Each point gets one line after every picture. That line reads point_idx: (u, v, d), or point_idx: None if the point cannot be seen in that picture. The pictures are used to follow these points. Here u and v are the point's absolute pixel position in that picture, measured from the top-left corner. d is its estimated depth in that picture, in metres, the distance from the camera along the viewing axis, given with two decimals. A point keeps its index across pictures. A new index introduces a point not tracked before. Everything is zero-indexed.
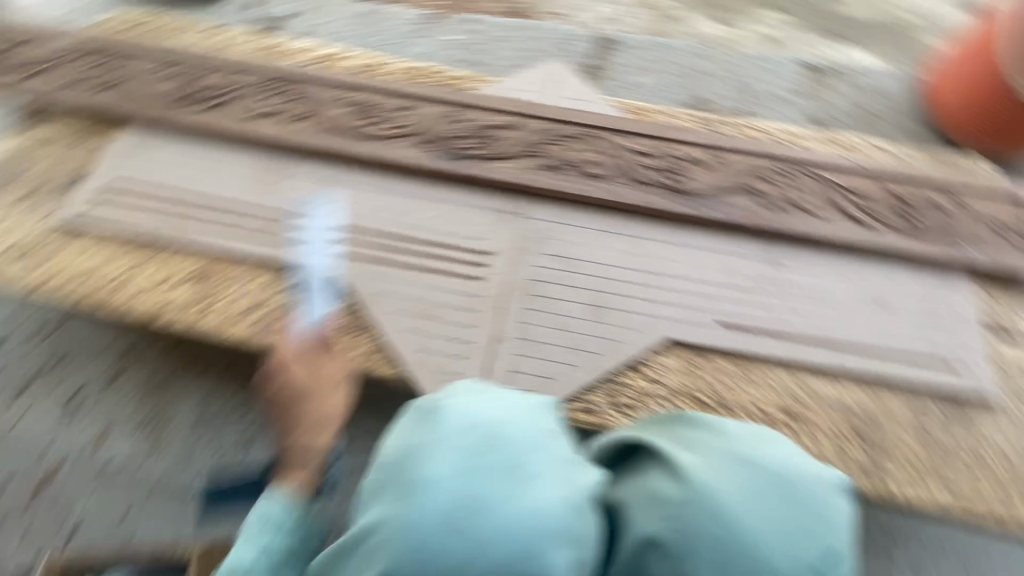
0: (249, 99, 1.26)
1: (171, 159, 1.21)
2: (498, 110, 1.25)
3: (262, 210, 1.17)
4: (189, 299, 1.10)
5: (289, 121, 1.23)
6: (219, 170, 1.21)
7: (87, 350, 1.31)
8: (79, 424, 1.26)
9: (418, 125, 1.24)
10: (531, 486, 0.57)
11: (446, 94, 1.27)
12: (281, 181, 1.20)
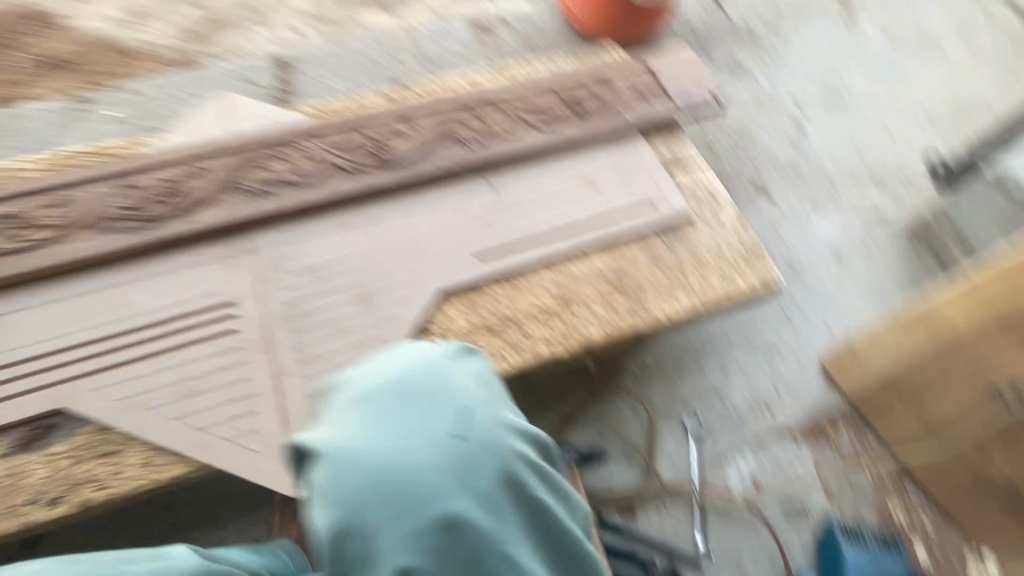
0: (221, 166, 1.08)
1: (67, 317, 0.93)
2: (319, 192, 1.07)
3: (180, 385, 0.90)
4: (13, 486, 0.83)
5: (285, 191, 1.07)
6: (114, 330, 0.92)
7: None
8: None
9: (263, 186, 1.07)
10: (468, 432, 0.52)
11: (235, 170, 1.08)
12: (264, 244, 1.02)
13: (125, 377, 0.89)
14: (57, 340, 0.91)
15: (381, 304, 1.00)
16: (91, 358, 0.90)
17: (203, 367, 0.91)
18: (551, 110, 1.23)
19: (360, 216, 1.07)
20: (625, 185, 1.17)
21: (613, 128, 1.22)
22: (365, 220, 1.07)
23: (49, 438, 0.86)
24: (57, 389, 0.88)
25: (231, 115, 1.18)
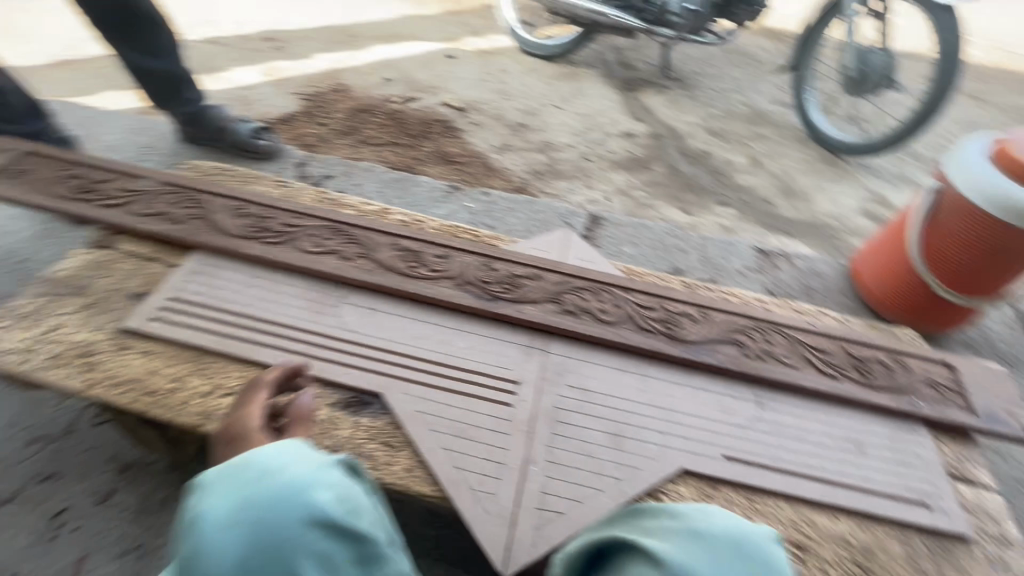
0: (551, 280, 1.36)
1: (411, 332, 1.22)
2: (618, 332, 1.26)
3: (460, 424, 1.09)
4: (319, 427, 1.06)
5: (590, 321, 1.28)
6: (437, 358, 1.18)
7: (83, 470, 1.30)
8: (51, 553, 1.18)
9: (578, 309, 1.31)
10: None
11: (562, 288, 1.35)
12: (557, 352, 1.23)
13: (428, 396, 1.12)
14: (399, 344, 1.20)
15: (631, 449, 1.10)
16: (414, 369, 1.16)
17: (481, 420, 1.10)
18: (836, 359, 1.28)
19: (637, 369, 1.22)
20: (896, 469, 1.13)
21: (899, 408, 1.21)
22: (640, 374, 1.21)
23: (362, 409, 1.10)
24: (383, 378, 1.14)
25: (564, 251, 1.51)
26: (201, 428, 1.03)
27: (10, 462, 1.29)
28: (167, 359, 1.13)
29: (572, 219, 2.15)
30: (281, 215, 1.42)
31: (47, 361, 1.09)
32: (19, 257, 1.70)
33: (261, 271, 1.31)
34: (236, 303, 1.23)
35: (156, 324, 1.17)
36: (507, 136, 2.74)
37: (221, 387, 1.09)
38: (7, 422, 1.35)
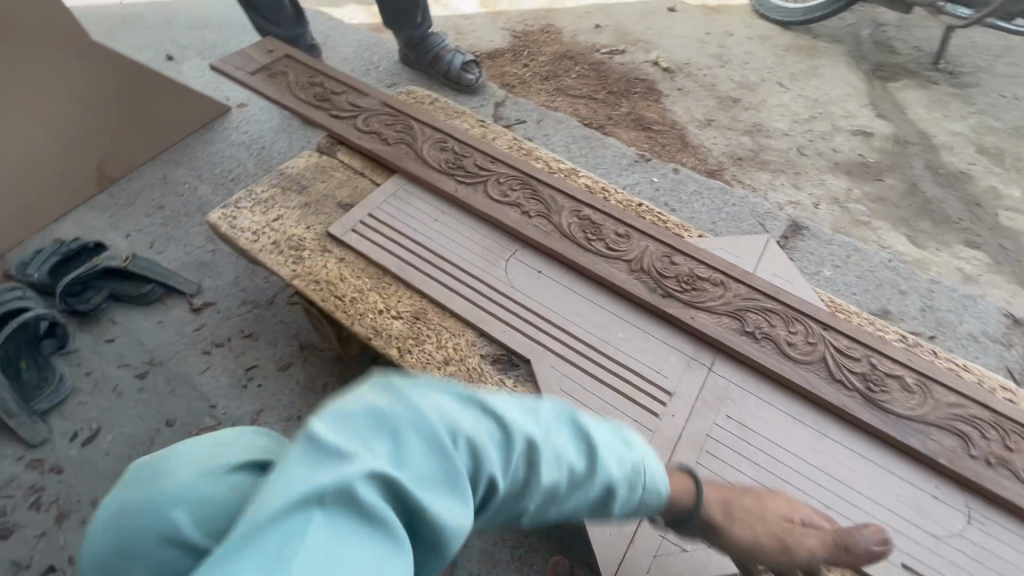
0: (736, 293, 1.20)
1: (574, 307, 1.18)
2: (803, 375, 1.08)
3: (599, 419, 1.04)
4: (468, 373, 1.10)
5: (771, 351, 1.12)
6: (592, 341, 1.13)
7: (273, 338, 1.54)
8: (240, 398, 1.42)
9: (761, 333, 1.14)
10: None
11: (748, 304, 1.19)
12: (722, 373, 1.10)
13: (575, 377, 1.09)
14: (558, 316, 1.17)
15: None
16: (567, 345, 1.13)
17: (622, 422, 1.04)
18: None
19: (815, 423, 1.04)
20: None
21: None
22: (816, 429, 1.04)
23: (510, 371, 1.11)
24: (537, 346, 1.13)
25: (759, 259, 1.32)
26: (371, 342, 1.12)
27: (228, 316, 1.58)
28: (355, 269, 1.23)
29: (767, 222, 1.87)
30: (476, 157, 1.46)
31: (269, 245, 1.26)
32: (263, 146, 1.99)
33: (448, 209, 1.36)
34: (421, 234, 1.30)
35: (353, 236, 1.29)
36: (713, 110, 2.45)
37: (392, 309, 1.17)
38: (232, 281, 1.64)
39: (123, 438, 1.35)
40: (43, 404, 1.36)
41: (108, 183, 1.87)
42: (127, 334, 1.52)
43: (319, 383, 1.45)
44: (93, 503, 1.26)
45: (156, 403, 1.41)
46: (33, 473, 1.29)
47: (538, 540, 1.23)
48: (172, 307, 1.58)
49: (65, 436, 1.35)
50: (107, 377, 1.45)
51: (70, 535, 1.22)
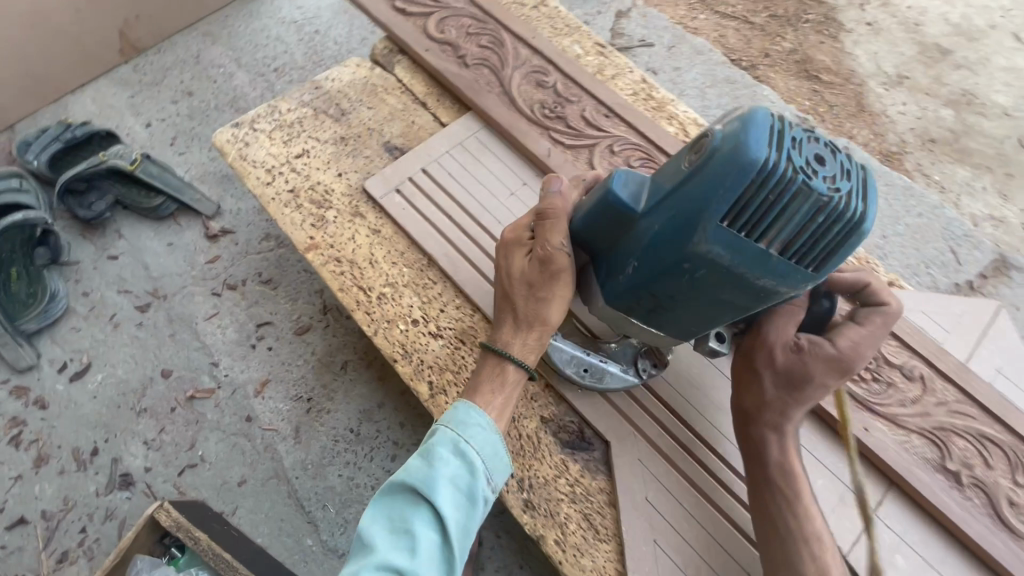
0: (938, 399, 0.79)
1: (685, 375, 0.85)
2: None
3: (696, 560, 0.74)
4: (522, 443, 0.82)
5: (977, 509, 0.73)
6: (702, 434, 0.81)
7: (293, 289, 1.27)
8: (245, 359, 1.19)
9: (968, 476, 0.75)
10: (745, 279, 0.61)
11: (956, 423, 0.78)
12: (889, 524, 0.73)
13: (666, 484, 0.78)
14: (660, 381, 0.84)
15: None
16: (667, 433, 0.81)
17: (728, 572, 0.74)
18: None
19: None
20: None
21: None
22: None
23: (580, 452, 0.81)
24: (622, 423, 0.82)
25: (977, 342, 0.85)
26: (395, 365, 0.86)
27: (246, 251, 1.31)
28: (390, 252, 0.94)
29: (963, 249, 1.34)
30: (584, 104, 1.04)
31: (285, 193, 0.97)
32: (316, 30, 1.59)
33: (530, 180, 1.00)
34: (486, 213, 0.96)
35: (398, 199, 0.97)
36: (912, 62, 1.77)
37: (430, 322, 0.89)
38: (256, 207, 1.35)
39: (114, 382, 1.17)
40: (31, 324, 1.18)
41: (132, 53, 1.54)
42: (131, 253, 1.29)
43: (337, 359, 1.20)
44: (76, 451, 1.11)
45: (152, 344, 1.20)
46: (17, 403, 1.14)
47: None
48: (185, 228, 1.32)
49: (53, 365, 1.18)
50: (105, 303, 1.24)
51: (49, 484, 1.08)
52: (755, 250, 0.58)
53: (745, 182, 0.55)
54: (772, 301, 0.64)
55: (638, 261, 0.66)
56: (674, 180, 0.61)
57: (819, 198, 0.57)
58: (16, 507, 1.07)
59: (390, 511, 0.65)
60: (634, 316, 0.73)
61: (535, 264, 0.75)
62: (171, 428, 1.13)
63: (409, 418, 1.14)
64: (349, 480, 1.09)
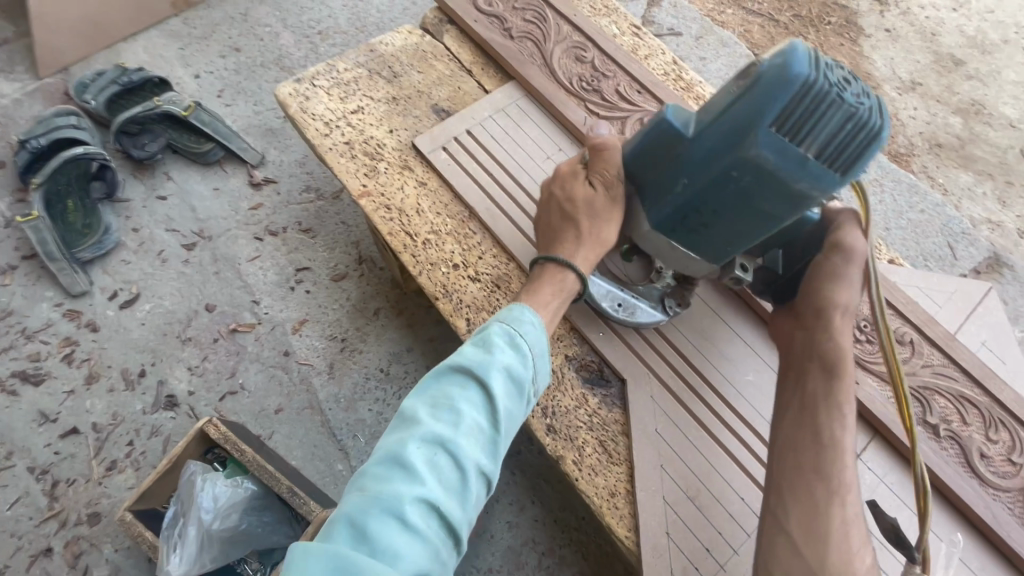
0: (925, 361, 0.88)
1: (698, 327, 0.93)
2: (988, 503, 0.79)
3: (697, 483, 0.83)
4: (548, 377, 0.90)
5: (952, 457, 0.82)
6: (709, 377, 0.90)
7: (331, 238, 1.35)
8: (284, 299, 1.28)
9: (944, 428, 0.84)
10: (788, 192, 0.69)
11: (940, 383, 0.87)
12: (871, 466, 0.83)
13: (674, 420, 0.87)
14: (675, 331, 0.93)
15: None
16: (678, 376, 0.90)
17: (725, 496, 0.83)
18: None
19: (980, 569, 0.77)
20: None
21: None
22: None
23: (598, 386, 0.90)
24: (638, 364, 0.91)
25: (968, 316, 0.95)
26: (437, 303, 0.94)
27: (287, 201, 1.38)
28: (435, 203, 1.02)
29: (959, 246, 1.43)
30: (619, 80, 1.12)
31: (340, 144, 1.05)
32: None
33: (564, 147, 1.07)
34: (525, 174, 1.03)
35: (443, 157, 1.04)
36: (927, 69, 1.85)
37: (469, 268, 0.97)
38: (298, 160, 1.43)
39: (162, 311, 1.25)
40: (85, 255, 1.26)
41: (184, 6, 1.61)
42: (178, 194, 1.36)
43: (370, 306, 1.28)
44: (125, 372, 1.19)
45: (197, 279, 1.29)
46: (70, 325, 1.22)
47: (572, 555, 1.10)
48: (230, 175, 1.40)
49: (104, 292, 1.26)
50: (153, 240, 1.32)
51: (101, 399, 1.17)
52: (796, 153, 0.66)
53: (792, 94, 0.64)
54: (805, 209, 0.72)
55: (689, 175, 0.74)
56: (721, 104, 0.70)
57: (850, 110, 0.66)
58: (70, 418, 1.15)
59: (444, 392, 0.72)
60: (674, 237, 0.83)
61: (596, 188, 0.85)
62: (215, 356, 1.22)
63: (436, 363, 1.24)
64: (378, 415, 1.18)
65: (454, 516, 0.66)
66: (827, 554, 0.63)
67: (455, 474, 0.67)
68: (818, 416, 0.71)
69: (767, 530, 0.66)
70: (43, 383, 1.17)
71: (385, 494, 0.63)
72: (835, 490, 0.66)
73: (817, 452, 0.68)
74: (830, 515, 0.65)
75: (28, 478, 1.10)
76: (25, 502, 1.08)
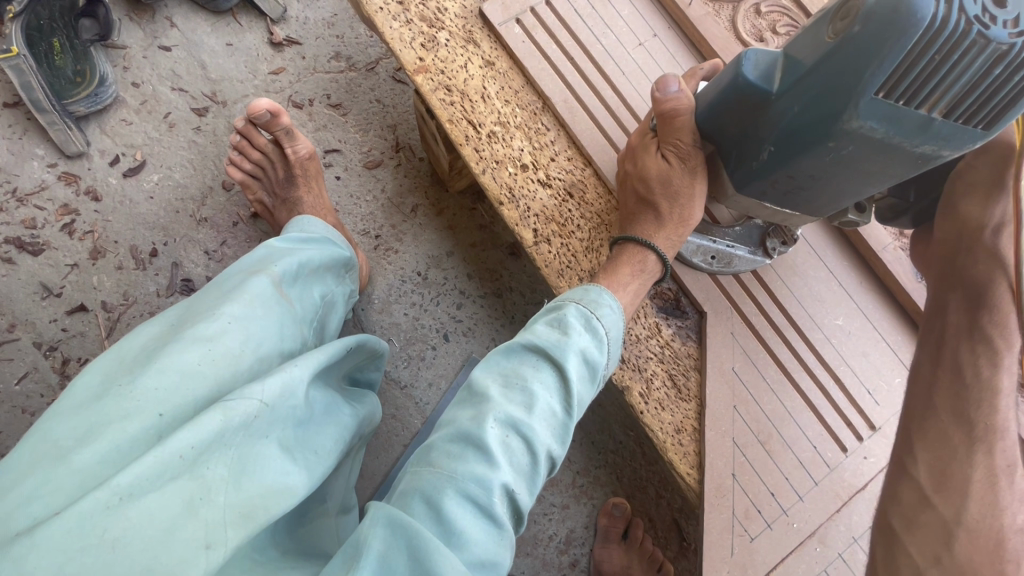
0: None
1: (789, 261, 0.84)
2: None
3: (770, 428, 0.78)
4: None
5: None
6: (797, 318, 0.81)
7: (363, 118, 1.17)
8: None
9: None
10: (907, 149, 0.53)
11: None
12: None
13: (755, 360, 0.80)
14: (767, 267, 0.83)
15: None
16: (763, 314, 0.82)
17: (797, 443, 0.78)
18: None
19: None
20: None
21: None
22: None
23: (674, 317, 0.82)
24: (721, 297, 0.82)
25: None
26: (501, 208, 0.81)
27: (314, 68, 1.18)
28: (504, 88, 0.85)
29: None
30: None
31: (393, 6, 0.85)
32: None
33: (661, 34, 0.89)
34: (612, 62, 0.86)
35: (517, 33, 0.86)
36: None
37: (540, 169, 0.83)
38: (326, 19, 1.21)
39: (172, 184, 1.10)
40: (79, 108, 1.07)
41: None
42: (185, 46, 1.16)
43: (407, 203, 1.15)
44: (136, 249, 1.07)
45: (211, 152, 1.12)
46: (67, 191, 1.08)
47: (607, 476, 1.09)
48: (246, 28, 1.18)
49: (103, 156, 1.10)
50: (158, 99, 1.13)
51: (110, 277, 1.06)
52: (913, 117, 0.51)
53: (907, 48, 0.47)
54: (928, 168, 0.56)
55: (775, 142, 0.59)
56: (813, 57, 0.52)
57: (998, 48, 0.47)
58: (78, 294, 1.04)
59: (516, 365, 0.66)
60: (766, 200, 0.68)
61: (672, 163, 0.73)
62: (236, 241, 1.10)
63: (477, 271, 1.14)
64: (414, 320, 1.10)
65: (522, 501, 0.61)
66: (966, 506, 0.53)
67: (526, 459, 0.62)
68: (956, 352, 0.61)
69: (891, 479, 0.59)
70: (42, 254, 1.05)
71: (458, 476, 0.58)
72: (980, 437, 0.56)
73: (955, 398, 0.58)
74: (971, 464, 0.55)
75: (35, 353, 1.01)
76: (35, 379, 1.01)
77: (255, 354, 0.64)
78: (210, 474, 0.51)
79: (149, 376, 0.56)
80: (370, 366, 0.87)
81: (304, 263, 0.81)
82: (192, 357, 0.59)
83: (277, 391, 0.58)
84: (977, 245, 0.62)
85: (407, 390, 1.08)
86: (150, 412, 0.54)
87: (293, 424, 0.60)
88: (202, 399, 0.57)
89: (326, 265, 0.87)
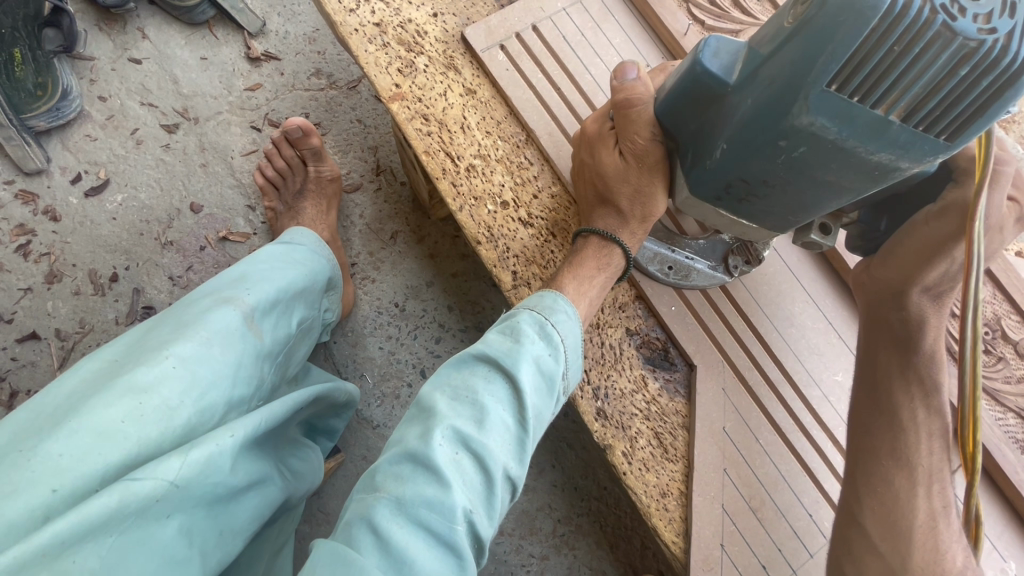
0: None
1: (784, 310, 0.78)
2: None
3: (761, 493, 0.72)
4: (605, 352, 0.75)
5: None
6: (793, 373, 0.76)
7: (342, 137, 1.12)
8: None
9: None
10: (862, 155, 0.47)
11: None
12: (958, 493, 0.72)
13: (747, 419, 0.75)
14: (760, 315, 0.77)
15: None
16: (756, 367, 0.76)
17: (791, 510, 0.72)
18: None
19: None
20: None
21: None
22: None
23: (662, 370, 0.77)
24: (712, 348, 0.77)
25: None
26: (478, 249, 0.75)
27: (292, 85, 1.13)
28: (485, 119, 0.80)
29: None
30: None
31: (370, 26, 0.79)
32: None
33: (654, 63, 0.84)
34: (601, 92, 0.80)
35: (500, 58, 0.80)
36: None
37: (521, 207, 0.78)
38: (307, 34, 1.15)
39: (137, 206, 1.04)
40: (39, 123, 1.02)
41: None
42: (157, 59, 1.10)
43: (387, 229, 1.09)
44: (95, 275, 1.01)
45: (179, 170, 1.06)
46: (24, 210, 1.02)
47: (590, 525, 1.02)
48: (221, 42, 1.12)
49: (64, 175, 1.04)
50: (125, 114, 1.07)
51: (65, 303, 0.99)
52: (866, 118, 0.45)
53: (861, 36, 0.42)
54: (887, 182, 0.50)
55: (728, 138, 0.53)
56: (770, 47, 0.47)
57: (964, 44, 0.41)
58: (31, 322, 0.98)
59: (465, 377, 0.60)
60: (721, 206, 0.61)
61: (629, 162, 0.68)
62: (202, 266, 1.04)
63: (458, 302, 1.08)
64: (390, 354, 1.05)
65: (482, 526, 0.55)
66: (912, 556, 0.56)
67: (475, 480, 0.55)
68: (892, 392, 0.62)
69: (840, 526, 0.61)
70: None
71: (407, 499, 0.52)
72: (920, 480, 0.60)
73: (893, 438, 0.61)
74: (915, 508, 0.59)
75: None
76: None
77: (196, 405, 0.57)
78: (78, 568, 0.45)
79: (57, 439, 0.49)
80: (330, 415, 0.84)
81: (284, 289, 0.75)
82: (113, 413, 0.51)
83: (195, 469, 0.51)
84: (912, 290, 0.60)
85: (380, 428, 1.02)
86: (44, 487, 0.47)
87: (208, 504, 0.54)
88: (116, 467, 0.50)
89: (305, 288, 0.80)
